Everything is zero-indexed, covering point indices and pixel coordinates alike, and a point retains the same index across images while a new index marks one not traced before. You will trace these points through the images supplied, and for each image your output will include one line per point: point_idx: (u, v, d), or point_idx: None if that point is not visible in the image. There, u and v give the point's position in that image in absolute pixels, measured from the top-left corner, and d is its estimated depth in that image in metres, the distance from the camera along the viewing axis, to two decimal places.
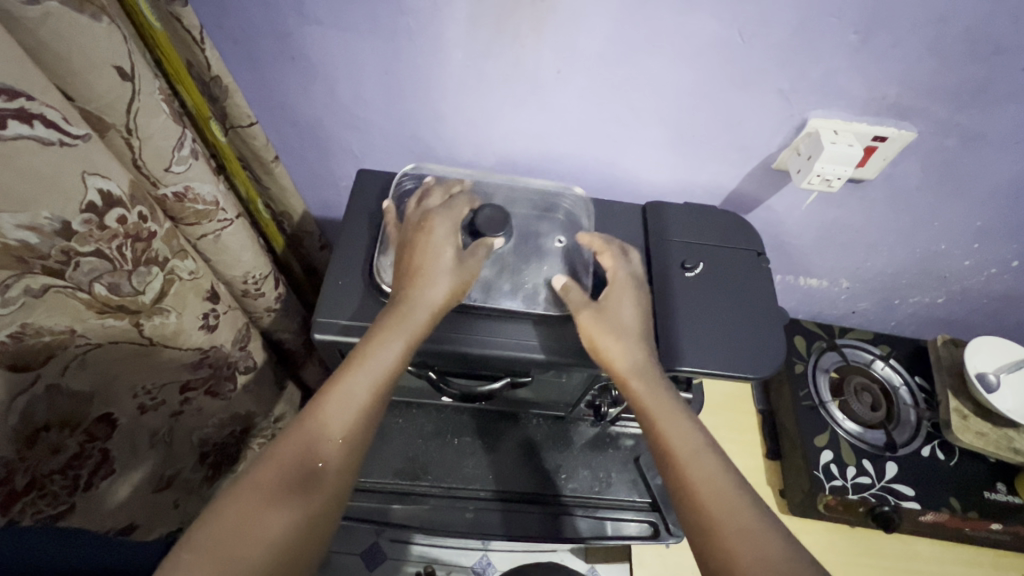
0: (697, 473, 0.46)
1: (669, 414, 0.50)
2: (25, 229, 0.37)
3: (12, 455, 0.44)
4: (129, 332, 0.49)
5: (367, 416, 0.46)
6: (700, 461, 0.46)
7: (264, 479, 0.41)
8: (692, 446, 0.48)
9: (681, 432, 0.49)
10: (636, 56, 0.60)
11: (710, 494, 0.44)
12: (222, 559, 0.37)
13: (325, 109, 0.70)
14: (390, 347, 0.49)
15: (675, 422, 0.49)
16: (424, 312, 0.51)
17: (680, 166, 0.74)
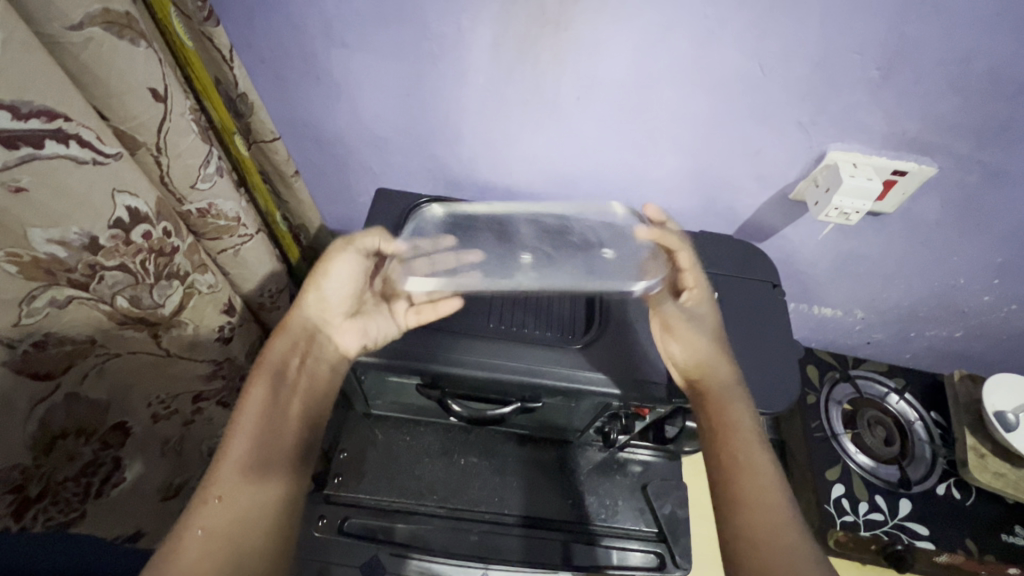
0: (755, 499, 0.50)
1: (741, 443, 0.53)
2: (55, 243, 0.39)
3: (29, 463, 0.45)
4: (147, 343, 0.50)
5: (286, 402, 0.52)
6: (759, 476, 0.51)
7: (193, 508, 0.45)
8: (756, 472, 0.52)
9: (750, 455, 0.53)
10: (657, 84, 0.60)
11: (765, 521, 0.48)
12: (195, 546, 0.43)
13: (347, 127, 0.71)
14: (278, 350, 0.55)
15: (748, 450, 0.53)
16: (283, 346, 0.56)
17: (694, 194, 0.74)
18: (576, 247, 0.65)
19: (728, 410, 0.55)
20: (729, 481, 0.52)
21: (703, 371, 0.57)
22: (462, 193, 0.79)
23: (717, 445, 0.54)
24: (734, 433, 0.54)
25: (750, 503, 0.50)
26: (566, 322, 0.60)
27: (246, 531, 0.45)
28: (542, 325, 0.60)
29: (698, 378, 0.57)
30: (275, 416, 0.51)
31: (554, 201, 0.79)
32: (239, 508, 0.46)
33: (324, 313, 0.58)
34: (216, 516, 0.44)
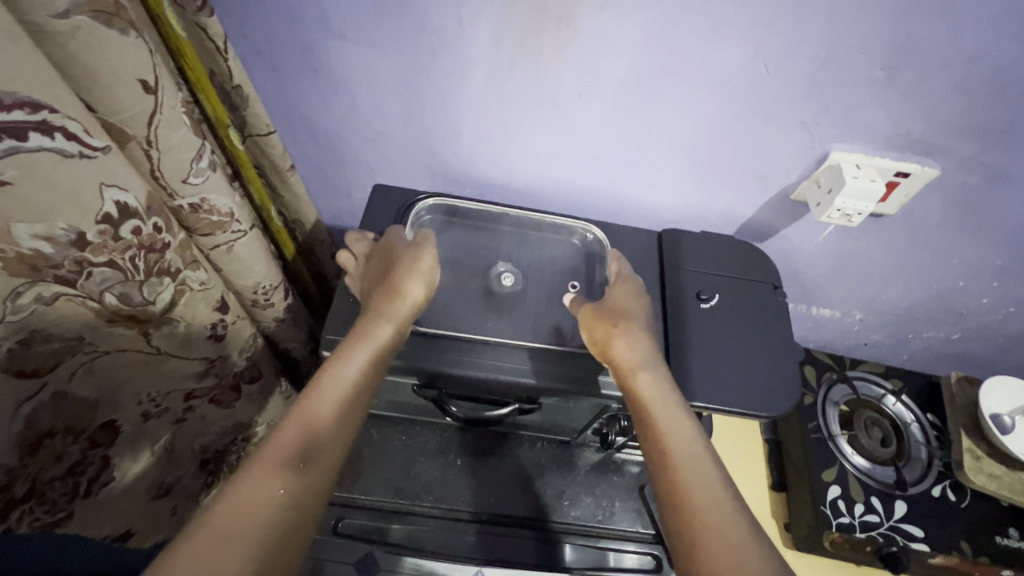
0: (691, 480, 0.45)
1: (671, 425, 0.48)
2: (40, 239, 0.37)
3: (14, 463, 0.43)
4: (137, 341, 0.49)
5: (360, 397, 0.49)
6: (697, 467, 0.45)
7: (256, 469, 0.41)
8: (690, 448, 0.47)
9: (682, 434, 0.48)
10: (660, 82, 0.59)
11: (701, 501, 0.43)
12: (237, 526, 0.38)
13: (344, 121, 0.70)
14: (381, 329, 0.52)
15: (681, 428, 0.48)
16: (387, 325, 0.52)
17: (696, 194, 0.74)
18: (541, 277, 0.65)
19: (653, 392, 0.50)
20: (667, 464, 0.46)
21: (634, 363, 0.52)
22: (460, 189, 0.78)
23: (648, 431, 0.49)
24: (663, 421, 0.48)
25: (689, 485, 0.44)
26: (565, 327, 0.60)
27: (290, 529, 0.40)
28: (549, 329, 0.59)
29: (616, 364, 0.53)
30: (353, 401, 0.48)
31: (553, 199, 0.78)
32: (302, 491, 0.42)
33: (419, 308, 0.56)
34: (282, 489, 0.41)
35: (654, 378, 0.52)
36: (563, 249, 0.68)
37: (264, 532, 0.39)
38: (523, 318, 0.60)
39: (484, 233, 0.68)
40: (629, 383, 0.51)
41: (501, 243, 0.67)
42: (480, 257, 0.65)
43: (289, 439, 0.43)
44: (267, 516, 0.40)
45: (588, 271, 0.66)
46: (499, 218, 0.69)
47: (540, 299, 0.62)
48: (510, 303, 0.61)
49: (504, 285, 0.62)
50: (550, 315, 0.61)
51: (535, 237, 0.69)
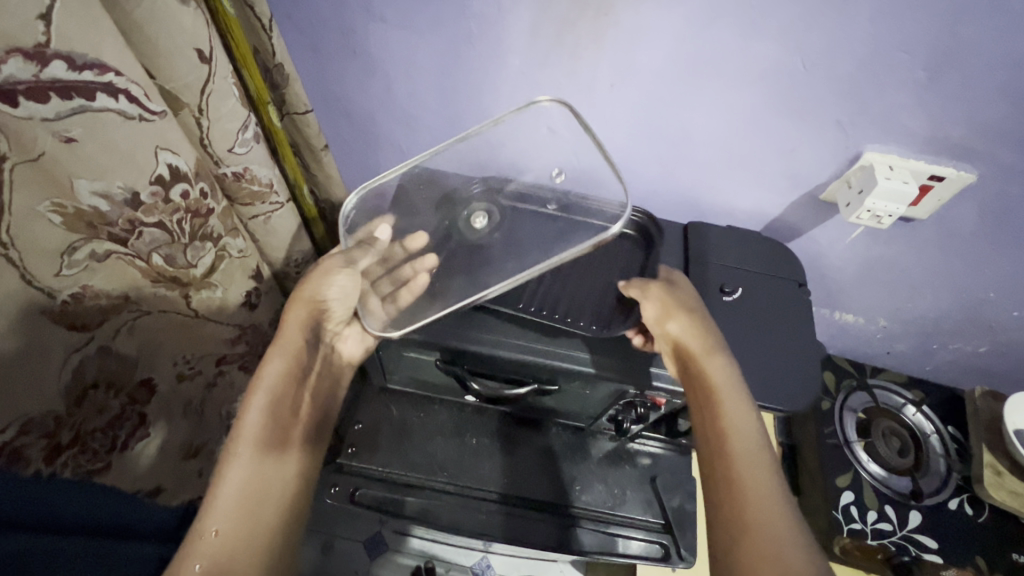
0: (750, 482, 0.44)
1: (733, 417, 0.48)
2: (99, 196, 0.39)
3: (61, 411, 0.44)
4: (177, 303, 0.51)
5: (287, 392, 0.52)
6: (756, 469, 0.45)
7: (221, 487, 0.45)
8: (747, 441, 0.47)
9: (743, 428, 0.47)
10: (693, 77, 0.60)
11: (758, 508, 0.43)
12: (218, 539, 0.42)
13: (379, 104, 0.71)
14: (294, 323, 0.55)
15: (744, 424, 0.48)
16: (300, 310, 0.55)
17: (723, 190, 0.74)
18: (517, 207, 0.62)
19: (722, 382, 0.50)
20: (725, 463, 0.46)
21: (702, 349, 0.52)
22: None
23: (710, 422, 0.48)
24: (723, 415, 0.48)
25: (744, 480, 0.45)
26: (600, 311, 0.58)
27: (259, 529, 0.44)
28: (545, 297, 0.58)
29: (687, 351, 0.52)
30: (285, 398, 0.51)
31: None
32: (266, 492, 0.46)
33: (342, 291, 0.57)
34: (234, 517, 0.43)
35: (722, 366, 0.51)
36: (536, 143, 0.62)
37: (227, 556, 0.41)
38: (511, 249, 0.58)
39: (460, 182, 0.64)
40: (695, 367, 0.51)
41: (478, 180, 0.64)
42: (440, 217, 0.63)
43: (243, 450, 0.47)
44: (223, 541, 0.42)
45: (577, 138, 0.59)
46: (478, 147, 0.63)
47: (530, 231, 0.59)
48: (485, 243, 0.59)
49: (481, 225, 0.60)
50: (543, 235, 0.58)
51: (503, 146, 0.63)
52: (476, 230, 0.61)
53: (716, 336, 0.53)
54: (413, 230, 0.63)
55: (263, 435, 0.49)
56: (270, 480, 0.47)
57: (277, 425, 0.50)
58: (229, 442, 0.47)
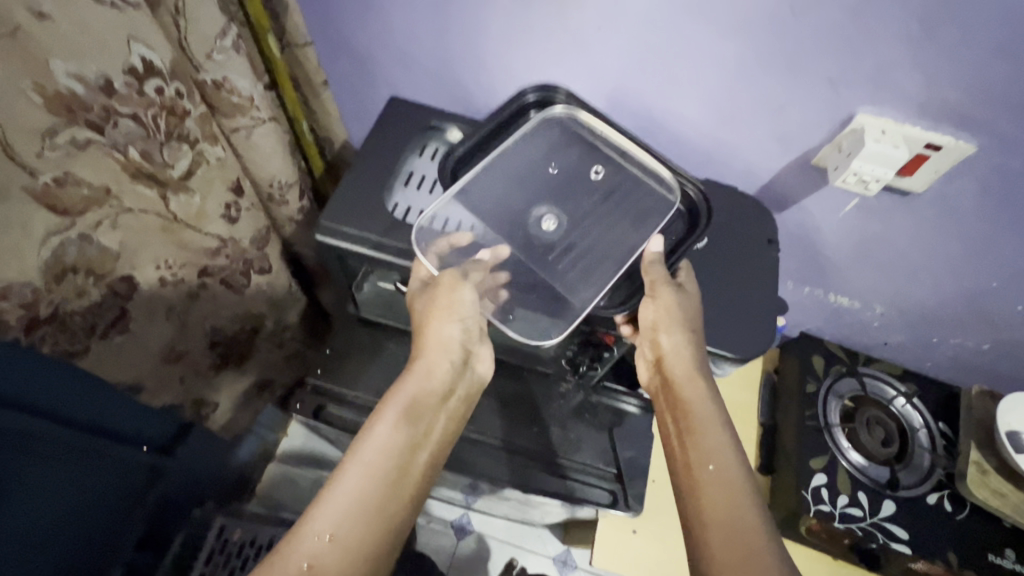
0: (723, 503, 0.48)
1: (712, 445, 0.51)
2: (73, 78, 0.42)
3: (42, 286, 0.48)
4: (157, 203, 0.54)
5: (428, 404, 0.54)
6: (733, 491, 0.48)
7: (351, 484, 0.47)
8: (729, 477, 0.49)
9: (721, 451, 0.51)
10: (682, 22, 0.58)
11: (735, 528, 0.46)
12: (338, 538, 0.45)
13: (377, 41, 0.72)
14: (444, 332, 0.56)
15: (724, 448, 0.51)
16: (450, 323, 0.56)
17: (713, 149, 0.72)
18: (561, 188, 0.62)
19: (697, 410, 0.53)
20: (703, 481, 0.49)
21: (683, 368, 0.55)
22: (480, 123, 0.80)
23: (690, 449, 0.52)
24: (702, 436, 0.52)
25: (721, 499, 0.48)
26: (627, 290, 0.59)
27: (374, 534, 0.46)
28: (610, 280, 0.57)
29: (668, 374, 0.56)
30: (423, 409, 0.53)
31: None
32: (386, 502, 0.48)
33: (475, 307, 0.57)
34: (350, 521, 0.46)
35: (700, 387, 0.55)
36: (563, 148, 0.63)
37: (340, 562, 0.44)
38: (598, 240, 0.60)
39: (512, 190, 0.61)
40: (676, 389, 0.55)
41: (524, 179, 0.62)
42: (506, 223, 0.61)
43: (376, 453, 0.49)
44: (333, 548, 0.44)
45: (598, 140, 0.63)
46: (517, 146, 0.62)
47: (598, 214, 0.61)
48: (569, 243, 0.60)
49: (551, 226, 0.60)
50: (608, 216, 0.61)
51: (544, 156, 0.62)
52: (551, 229, 0.60)
53: (693, 342, 0.55)
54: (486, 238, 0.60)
55: (398, 443, 0.50)
56: (397, 490, 0.49)
57: (408, 444, 0.51)
58: (362, 437, 0.50)
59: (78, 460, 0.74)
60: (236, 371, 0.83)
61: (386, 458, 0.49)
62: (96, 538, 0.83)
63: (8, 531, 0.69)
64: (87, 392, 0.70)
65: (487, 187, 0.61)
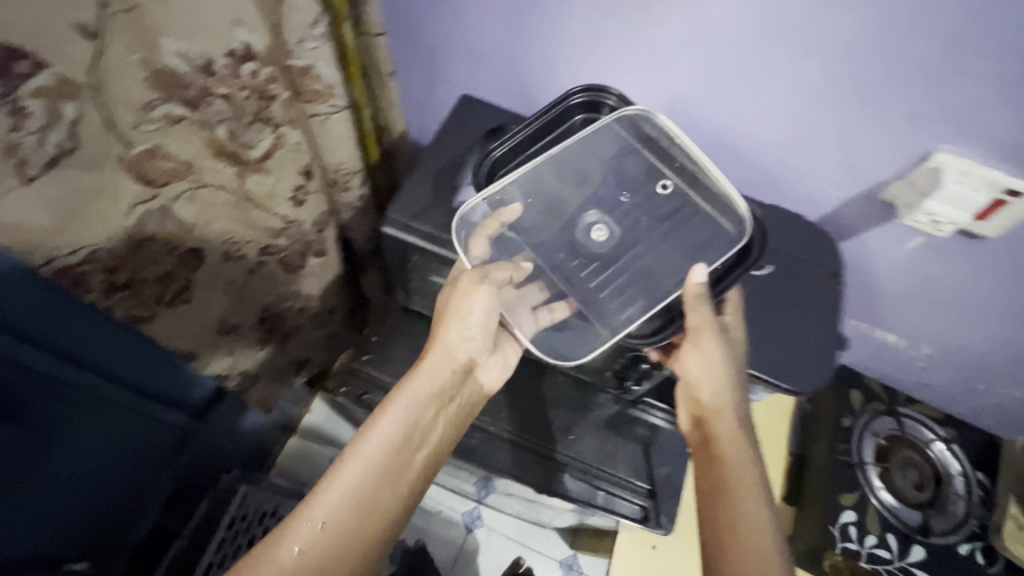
0: (750, 566, 0.48)
1: (745, 507, 0.51)
2: (178, 56, 0.44)
3: (123, 252, 0.51)
4: (234, 181, 0.56)
5: (428, 406, 0.56)
6: (763, 557, 0.48)
7: (346, 477, 0.50)
8: (761, 542, 0.49)
9: (753, 514, 0.50)
10: (764, 44, 0.58)
11: None
12: (328, 528, 0.48)
13: (445, 35, 0.72)
14: (452, 335, 0.57)
15: (757, 511, 0.50)
16: (459, 326, 0.57)
17: (778, 172, 0.71)
18: (616, 202, 0.64)
19: (735, 472, 0.52)
20: (733, 542, 0.49)
21: (722, 422, 0.55)
22: None
23: (722, 510, 0.51)
24: (736, 496, 0.51)
25: (749, 564, 0.48)
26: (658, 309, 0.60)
27: (362, 530, 0.49)
28: (646, 307, 0.58)
29: (707, 427, 0.56)
30: (423, 410, 0.55)
31: None
32: (377, 499, 0.50)
33: (487, 316, 0.57)
34: (342, 513, 0.49)
35: (739, 445, 0.54)
36: (627, 156, 0.64)
37: (329, 550, 0.47)
38: (644, 259, 0.62)
39: (569, 196, 0.64)
40: (713, 443, 0.55)
41: (583, 190, 0.64)
42: (558, 229, 0.64)
43: (373, 450, 0.52)
44: (322, 535, 0.47)
45: (665, 153, 0.63)
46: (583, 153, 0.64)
47: (650, 236, 0.63)
48: (614, 256, 0.62)
49: (598, 238, 0.63)
50: (660, 238, 0.62)
51: (614, 175, 0.64)
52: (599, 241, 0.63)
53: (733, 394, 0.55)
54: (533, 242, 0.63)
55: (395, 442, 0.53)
56: (388, 489, 0.51)
57: (406, 445, 0.53)
58: (362, 431, 0.52)
59: (120, 419, 0.76)
60: (279, 348, 0.85)
61: (383, 457, 0.52)
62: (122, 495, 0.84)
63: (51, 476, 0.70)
64: (131, 346, 0.70)
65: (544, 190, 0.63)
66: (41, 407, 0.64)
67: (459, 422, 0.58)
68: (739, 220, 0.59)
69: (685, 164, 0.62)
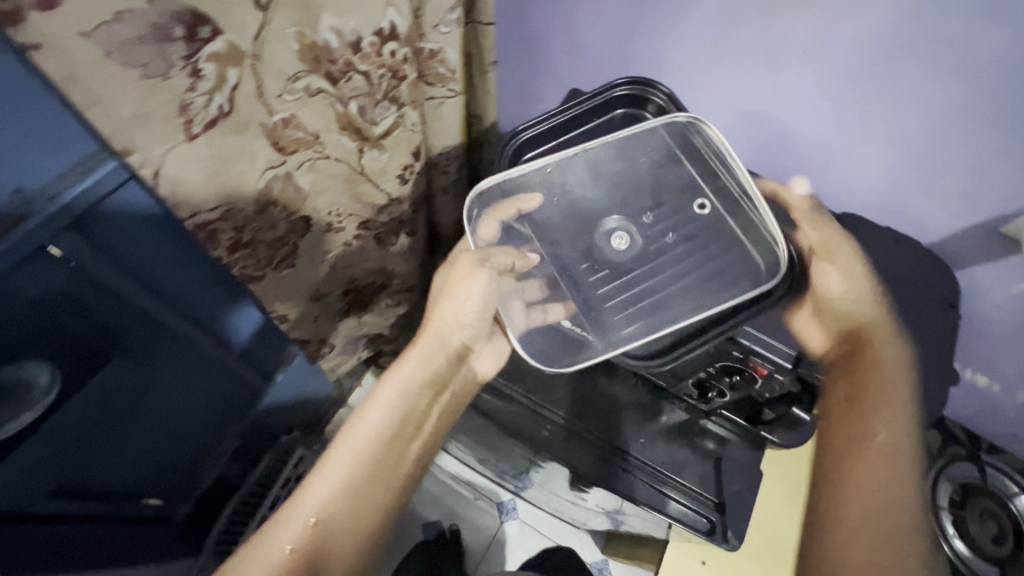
0: (876, 472, 0.52)
1: (883, 415, 0.54)
2: (333, 31, 0.46)
3: (250, 213, 0.54)
4: (352, 155, 0.58)
5: (414, 397, 0.60)
6: (893, 461, 0.52)
7: (336, 473, 0.55)
8: (891, 454, 0.52)
9: (891, 425, 0.53)
10: (898, 59, 0.53)
11: (886, 499, 0.51)
12: (320, 524, 0.53)
13: (557, 27, 0.73)
14: (440, 323, 0.61)
15: (896, 420, 0.54)
16: (448, 314, 0.60)
17: (886, 194, 0.66)
18: (642, 209, 0.60)
19: (877, 387, 0.55)
20: (859, 448, 0.54)
21: (868, 342, 0.57)
22: None
23: (857, 418, 0.55)
24: (874, 410, 0.54)
25: (874, 468, 0.52)
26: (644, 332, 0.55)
27: (355, 523, 0.54)
28: (643, 329, 0.54)
29: (853, 348, 0.57)
30: (412, 399, 0.60)
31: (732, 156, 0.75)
32: (369, 494, 0.56)
33: (482, 300, 0.59)
34: (330, 509, 0.53)
35: (887, 371, 0.56)
36: (669, 165, 0.61)
37: (322, 543, 0.52)
38: (662, 275, 0.57)
39: (592, 195, 0.61)
40: (856, 362, 0.57)
41: (606, 197, 0.61)
42: (574, 228, 0.60)
43: (362, 445, 0.57)
44: (314, 532, 0.52)
45: (706, 165, 0.60)
46: (609, 155, 0.61)
47: (671, 256, 0.58)
48: (628, 267, 0.58)
49: (614, 245, 0.59)
50: (686, 262, 0.57)
51: (648, 185, 0.61)
52: (616, 252, 0.59)
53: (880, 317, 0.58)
54: (544, 235, 0.60)
55: (382, 433, 0.58)
56: (379, 480, 0.56)
57: (394, 435, 0.58)
58: (352, 426, 0.57)
59: (205, 367, 0.79)
60: (356, 320, 0.88)
61: (371, 448, 0.57)
62: (195, 441, 0.87)
63: (150, 416, 0.75)
64: (221, 303, 0.74)
65: (568, 185, 0.61)
66: (146, 342, 0.67)
67: (445, 417, 0.62)
68: (773, 253, 0.54)
69: (727, 184, 0.59)
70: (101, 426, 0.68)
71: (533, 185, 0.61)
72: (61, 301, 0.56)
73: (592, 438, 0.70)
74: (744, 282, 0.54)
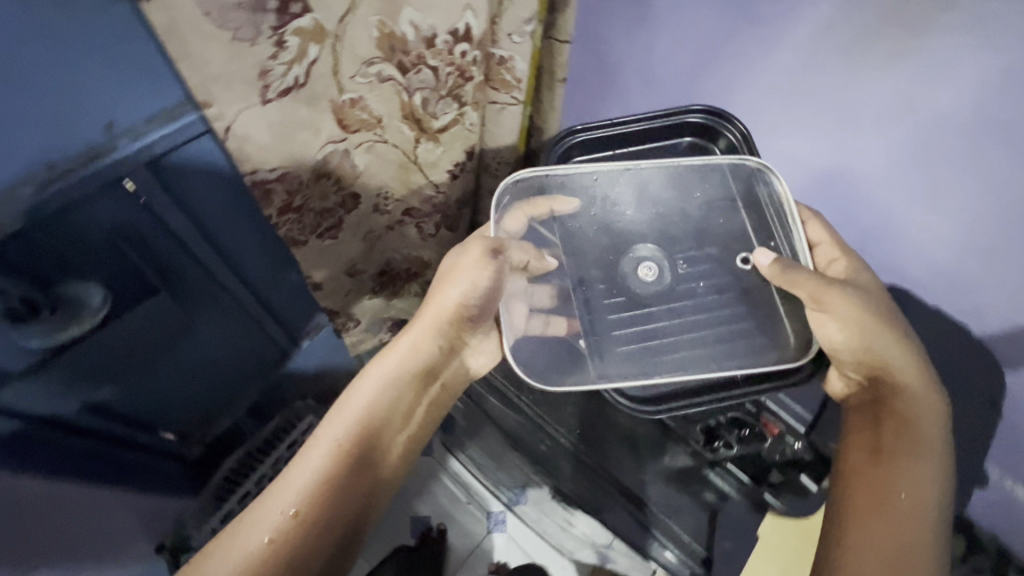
0: (898, 518, 0.45)
1: (916, 465, 0.47)
2: (411, 24, 0.49)
3: (304, 181, 0.57)
4: (409, 143, 0.61)
5: (404, 385, 0.56)
6: (916, 516, 0.45)
7: (317, 465, 0.50)
8: (919, 509, 0.46)
9: (919, 476, 0.47)
10: (982, 136, 0.48)
11: (902, 549, 0.44)
12: (296, 519, 0.48)
13: (632, 57, 0.73)
14: (439, 309, 0.56)
15: (926, 471, 0.47)
16: (449, 301, 0.55)
17: (955, 281, 0.59)
18: (673, 246, 0.61)
19: (914, 434, 0.48)
20: (884, 495, 0.46)
21: (901, 388, 0.50)
22: None
23: (883, 463, 0.48)
24: (904, 456, 0.48)
25: (896, 516, 0.45)
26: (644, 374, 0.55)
27: (338, 518, 0.49)
28: (644, 372, 0.54)
29: (886, 385, 0.50)
30: (405, 387, 0.56)
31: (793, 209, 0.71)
32: (352, 488, 0.50)
33: (484, 292, 0.55)
34: (310, 502, 0.48)
35: (924, 418, 0.49)
36: (721, 208, 0.60)
37: (297, 539, 0.47)
38: (684, 320, 0.57)
39: (631, 218, 0.61)
40: (883, 402, 0.50)
41: (642, 225, 0.61)
42: (602, 244, 0.60)
43: (349, 435, 0.52)
44: (295, 524, 0.47)
45: (761, 221, 0.59)
46: (657, 189, 0.61)
47: (698, 303, 0.58)
48: (652, 301, 0.58)
49: (643, 275, 0.59)
50: (712, 312, 0.57)
51: (690, 224, 0.61)
52: (643, 281, 0.59)
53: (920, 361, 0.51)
54: (572, 246, 0.60)
55: (370, 421, 0.53)
56: (365, 473, 0.51)
57: (383, 424, 0.54)
58: (339, 411, 0.53)
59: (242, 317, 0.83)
60: (384, 302, 0.91)
61: (357, 438, 0.52)
62: (219, 385, 0.91)
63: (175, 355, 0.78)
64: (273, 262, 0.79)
65: (610, 200, 0.61)
66: (191, 280, 0.71)
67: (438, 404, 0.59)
68: (808, 336, 0.54)
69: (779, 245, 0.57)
70: (134, 355, 0.71)
71: (574, 189, 0.60)
72: (139, 227, 0.61)
73: (591, 465, 0.70)
74: (772, 351, 0.54)
